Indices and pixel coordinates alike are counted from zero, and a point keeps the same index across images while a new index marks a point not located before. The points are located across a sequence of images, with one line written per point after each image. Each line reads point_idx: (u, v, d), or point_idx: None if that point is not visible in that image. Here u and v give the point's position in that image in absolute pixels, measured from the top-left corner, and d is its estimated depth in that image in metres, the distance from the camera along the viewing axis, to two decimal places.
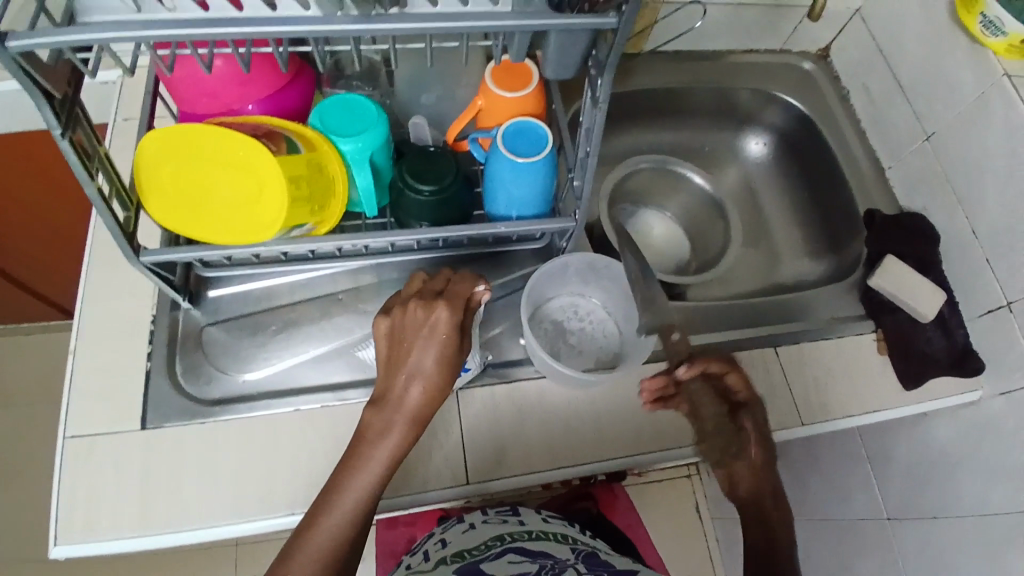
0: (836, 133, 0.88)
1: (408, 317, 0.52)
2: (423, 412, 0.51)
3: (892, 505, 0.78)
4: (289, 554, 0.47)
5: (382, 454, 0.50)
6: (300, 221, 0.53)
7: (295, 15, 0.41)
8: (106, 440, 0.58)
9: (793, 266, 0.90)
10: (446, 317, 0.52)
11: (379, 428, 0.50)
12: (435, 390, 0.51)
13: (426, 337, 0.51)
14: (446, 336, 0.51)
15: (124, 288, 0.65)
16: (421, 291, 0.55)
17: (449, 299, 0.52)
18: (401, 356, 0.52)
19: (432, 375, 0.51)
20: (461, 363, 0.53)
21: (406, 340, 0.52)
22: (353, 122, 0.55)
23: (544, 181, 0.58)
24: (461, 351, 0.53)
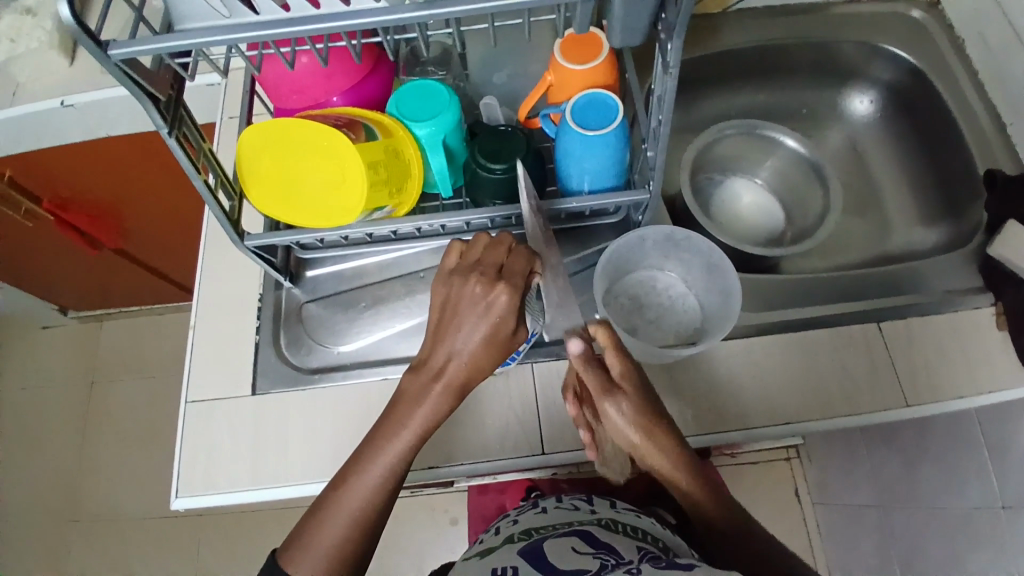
0: (949, 85, 0.79)
1: (466, 291, 0.52)
2: (461, 384, 0.52)
3: (1009, 496, 0.71)
4: (322, 511, 0.50)
5: (416, 421, 0.51)
6: (381, 203, 0.56)
7: (365, 8, 0.43)
8: (222, 405, 0.66)
9: (902, 233, 0.82)
10: (504, 300, 0.51)
11: (416, 395, 0.51)
12: (477, 368, 0.52)
13: (480, 314, 0.51)
14: (501, 318, 0.51)
15: (236, 270, 0.73)
16: (483, 261, 0.54)
17: (511, 282, 0.52)
18: (454, 326, 0.52)
19: (477, 353, 0.51)
20: (504, 343, 0.52)
21: (459, 313, 0.52)
22: (427, 107, 0.57)
23: (615, 153, 0.57)
24: (512, 336, 0.53)
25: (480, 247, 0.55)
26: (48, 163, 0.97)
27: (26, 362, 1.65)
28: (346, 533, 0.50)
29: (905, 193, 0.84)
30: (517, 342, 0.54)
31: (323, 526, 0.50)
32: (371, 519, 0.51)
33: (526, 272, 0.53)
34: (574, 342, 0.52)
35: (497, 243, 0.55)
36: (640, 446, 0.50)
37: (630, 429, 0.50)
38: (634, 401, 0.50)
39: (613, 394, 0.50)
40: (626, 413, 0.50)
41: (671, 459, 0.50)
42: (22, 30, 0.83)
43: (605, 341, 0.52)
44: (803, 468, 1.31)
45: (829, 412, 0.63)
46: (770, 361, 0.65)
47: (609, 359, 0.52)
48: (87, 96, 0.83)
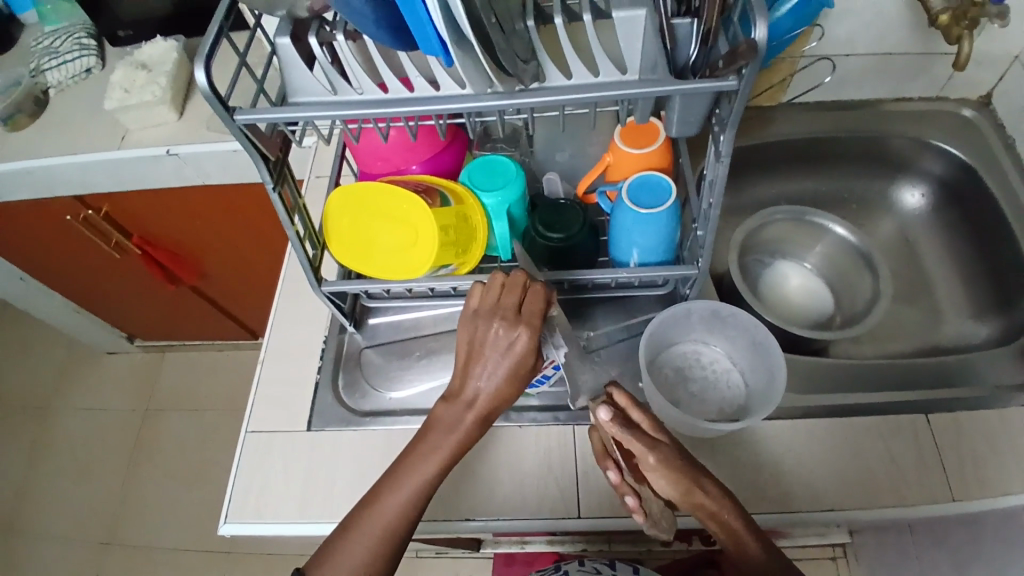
0: (1001, 183, 0.80)
1: (492, 332, 0.55)
2: (488, 415, 0.55)
3: None
4: (349, 530, 0.53)
5: (447, 447, 0.54)
6: (447, 262, 0.62)
7: (452, 93, 0.50)
8: (278, 438, 0.70)
9: (954, 325, 0.81)
10: (525, 339, 0.54)
11: (450, 424, 0.55)
12: (503, 401, 0.55)
13: (504, 353, 0.54)
14: (522, 356, 0.54)
15: (306, 313, 0.79)
16: (502, 303, 0.55)
17: (531, 323, 0.54)
18: (482, 366, 0.55)
19: (503, 386, 0.55)
20: (528, 379, 0.56)
21: (483, 353, 0.55)
22: (495, 179, 0.63)
23: (666, 231, 0.61)
24: (532, 366, 0.56)
25: (497, 290, 0.56)
26: (146, 204, 1.09)
27: (91, 385, 1.77)
28: (374, 549, 0.52)
29: (958, 285, 0.84)
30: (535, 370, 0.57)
31: (346, 546, 0.52)
32: (396, 538, 0.53)
33: (544, 309, 0.56)
34: (602, 410, 0.52)
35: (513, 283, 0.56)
36: (688, 495, 0.51)
37: (675, 483, 0.51)
38: (672, 450, 0.52)
39: (657, 447, 0.51)
40: (668, 464, 0.51)
41: (714, 499, 0.52)
42: (136, 83, 0.96)
43: (623, 401, 0.54)
44: (850, 570, 1.24)
45: (873, 501, 0.62)
46: (812, 443, 0.65)
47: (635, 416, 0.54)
48: (188, 148, 0.94)
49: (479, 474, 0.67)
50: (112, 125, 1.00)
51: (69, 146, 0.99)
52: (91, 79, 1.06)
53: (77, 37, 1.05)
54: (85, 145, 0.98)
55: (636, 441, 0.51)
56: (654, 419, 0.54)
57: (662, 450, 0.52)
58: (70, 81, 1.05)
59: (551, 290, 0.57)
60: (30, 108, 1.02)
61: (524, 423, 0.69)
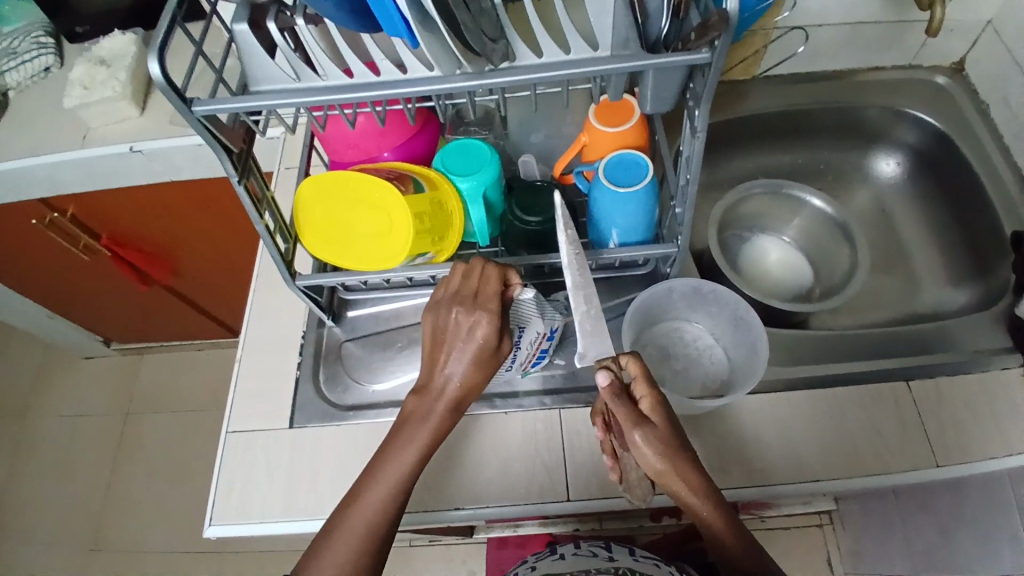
0: (975, 149, 0.81)
1: (451, 320, 0.55)
2: (460, 402, 0.55)
3: None
4: (331, 531, 0.51)
5: (421, 437, 0.54)
6: (424, 250, 0.60)
7: (419, 76, 0.48)
8: (260, 436, 0.69)
9: (932, 292, 0.82)
10: (485, 323, 0.53)
11: (420, 415, 0.55)
12: (474, 386, 0.55)
13: (464, 340, 0.54)
14: (482, 341, 0.53)
15: (283, 309, 0.77)
16: (461, 290, 0.55)
17: (489, 306, 0.53)
18: (445, 354, 0.55)
19: (470, 374, 0.54)
20: (497, 362, 0.55)
21: (446, 341, 0.55)
22: (470, 163, 0.62)
23: (645, 209, 0.60)
24: (498, 352, 0.55)
25: (457, 278, 0.56)
26: (112, 203, 1.06)
27: (69, 391, 1.73)
28: (359, 548, 0.50)
29: (934, 252, 0.85)
30: (506, 354, 0.56)
31: (329, 546, 0.50)
32: (381, 535, 0.52)
33: (501, 289, 0.55)
34: (603, 375, 0.50)
35: (472, 270, 0.56)
36: (666, 476, 0.51)
37: (657, 463, 0.50)
38: (663, 433, 0.51)
39: (645, 427, 0.51)
40: (653, 444, 0.50)
41: (692, 486, 0.51)
42: (96, 79, 0.91)
43: (634, 373, 0.52)
44: (836, 536, 1.26)
45: (857, 470, 0.62)
46: (796, 415, 0.66)
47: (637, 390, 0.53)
48: (153, 143, 0.91)
49: (468, 463, 0.66)
50: (71, 123, 0.96)
51: (27, 146, 0.95)
52: (51, 78, 1.02)
53: (34, 36, 1.00)
54: (45, 145, 0.94)
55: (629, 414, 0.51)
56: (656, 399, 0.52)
57: (650, 430, 0.51)
58: (30, 80, 1.01)
59: (511, 268, 0.56)
60: None
61: (511, 409, 0.69)
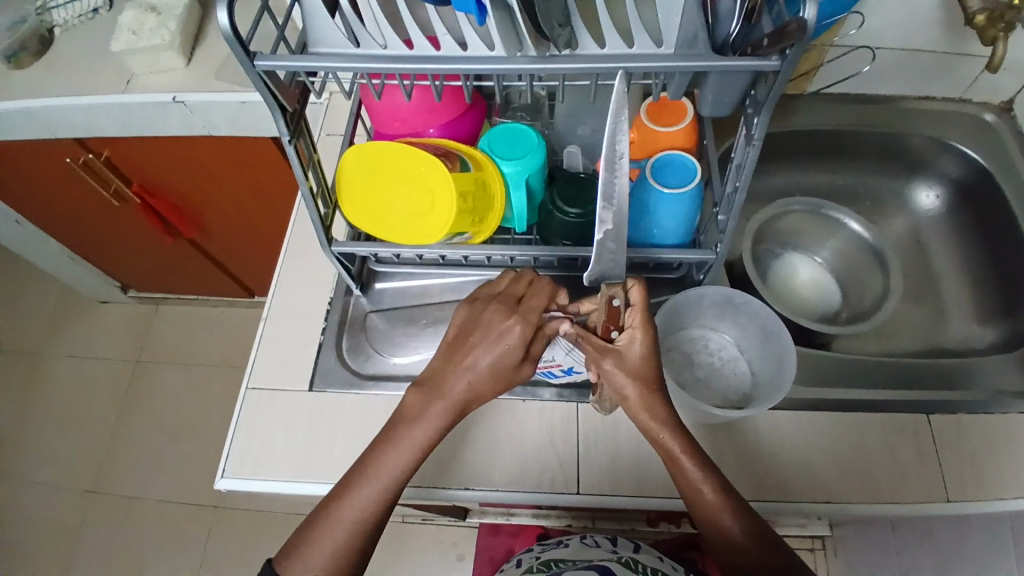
0: (1021, 190, 0.79)
1: (484, 316, 0.55)
2: (462, 406, 0.54)
3: None
4: (320, 521, 0.52)
5: (416, 437, 0.53)
6: (463, 229, 0.60)
7: (481, 55, 0.48)
8: (280, 396, 0.70)
9: (961, 328, 0.81)
10: (517, 332, 0.53)
11: (416, 413, 0.54)
12: (479, 395, 0.55)
13: (489, 344, 0.54)
14: (507, 350, 0.53)
15: (311, 275, 0.78)
16: (505, 293, 0.56)
17: (527, 315, 0.54)
18: (467, 353, 0.54)
19: (486, 379, 0.54)
20: (512, 376, 0.55)
21: (473, 338, 0.54)
22: (515, 148, 0.62)
23: (687, 212, 0.60)
24: (517, 370, 0.55)
25: (504, 283, 0.58)
26: (149, 152, 1.07)
27: (84, 333, 1.76)
28: (345, 541, 0.51)
29: (966, 289, 0.84)
30: (525, 372, 0.56)
31: (319, 537, 0.51)
32: (367, 531, 0.52)
33: (545, 306, 0.55)
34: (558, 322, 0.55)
35: (521, 280, 0.57)
36: (632, 403, 0.52)
37: (624, 389, 0.52)
38: (636, 364, 0.52)
39: (613, 355, 0.53)
40: (622, 371, 0.52)
41: (657, 419, 0.52)
42: (144, 26, 0.92)
43: (637, 300, 0.53)
44: (829, 561, 1.26)
45: (869, 496, 0.62)
46: (815, 434, 0.65)
47: (630, 319, 0.54)
48: (196, 96, 0.92)
49: (479, 445, 0.67)
50: (119, 69, 0.97)
51: (74, 86, 0.96)
52: (97, 19, 1.03)
53: None
54: (91, 87, 0.95)
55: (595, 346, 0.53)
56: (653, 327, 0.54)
57: (616, 357, 0.53)
58: (76, 20, 1.02)
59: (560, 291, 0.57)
60: (35, 47, 0.99)
61: (528, 397, 0.69)
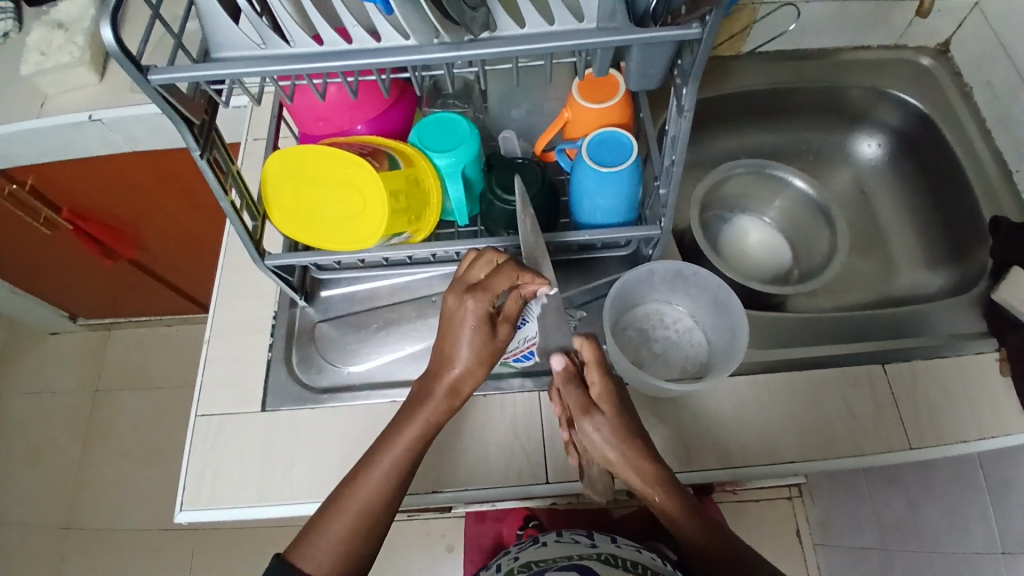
0: (958, 133, 0.80)
1: (450, 304, 0.54)
2: (456, 390, 0.54)
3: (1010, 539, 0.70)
4: (329, 509, 0.51)
5: (419, 420, 0.53)
6: (400, 230, 0.57)
7: (395, 47, 0.45)
8: (232, 419, 0.67)
9: (908, 275, 0.82)
10: (473, 309, 0.52)
11: (419, 398, 0.54)
12: (472, 374, 0.54)
13: (457, 328, 0.53)
14: (473, 327, 0.52)
15: (253, 289, 0.74)
16: (471, 276, 0.54)
17: (484, 293, 0.52)
18: (442, 339, 0.54)
19: (469, 362, 0.53)
20: (494, 350, 0.53)
21: (446, 328, 0.54)
22: (447, 138, 0.59)
23: (628, 190, 0.59)
24: (493, 338, 0.53)
25: (472, 264, 0.55)
26: (71, 175, 1.00)
27: (33, 369, 1.67)
28: (353, 525, 0.50)
29: (912, 235, 0.85)
30: (506, 343, 0.54)
31: (327, 524, 0.50)
32: (377, 515, 0.51)
33: (508, 281, 0.52)
34: (557, 358, 0.54)
35: (483, 259, 0.55)
36: (615, 463, 0.52)
37: (608, 447, 0.52)
38: (613, 419, 0.53)
39: (592, 412, 0.53)
40: (602, 431, 0.52)
41: (641, 472, 0.52)
42: (53, 44, 0.86)
43: (589, 357, 0.54)
44: (806, 508, 1.29)
45: (832, 453, 0.63)
46: (775, 398, 0.66)
47: (591, 376, 0.55)
48: (113, 112, 0.85)
49: (444, 446, 0.65)
50: (25, 89, 0.90)
51: None
52: (8, 44, 0.94)
53: None
54: None
55: (577, 403, 0.54)
56: (612, 374, 0.55)
57: (597, 416, 0.53)
58: None
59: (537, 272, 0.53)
60: None
61: (490, 391, 0.68)
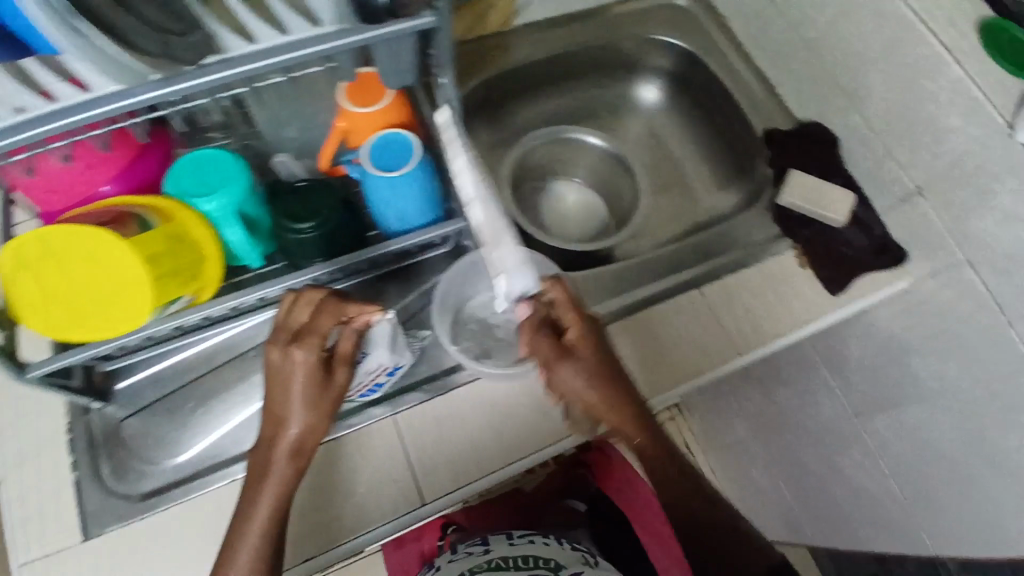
0: (720, 60, 0.86)
1: (273, 358, 0.48)
2: (300, 447, 0.50)
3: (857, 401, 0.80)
4: None
5: (268, 494, 0.49)
6: (174, 295, 0.52)
7: (122, 90, 0.41)
8: (50, 564, 0.57)
9: (708, 201, 0.89)
10: (303, 360, 0.48)
11: (262, 468, 0.49)
12: (313, 428, 0.49)
13: (288, 383, 0.48)
14: (305, 377, 0.48)
15: (33, 407, 0.63)
16: (289, 322, 0.49)
17: (313, 340, 0.48)
18: (275, 399, 0.49)
19: (313, 415, 0.49)
20: (337, 398, 0.49)
21: (274, 384, 0.49)
22: (209, 181, 0.55)
23: (423, 188, 0.58)
24: (333, 384, 0.49)
25: (292, 307, 0.50)
26: None
27: None
28: None
29: (703, 162, 0.91)
30: (349, 385, 0.50)
31: None
32: None
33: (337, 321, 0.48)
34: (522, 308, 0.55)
35: (302, 299, 0.49)
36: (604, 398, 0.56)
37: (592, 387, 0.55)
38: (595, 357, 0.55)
39: (570, 358, 0.54)
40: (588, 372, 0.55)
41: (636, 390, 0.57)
42: None
43: (559, 297, 0.54)
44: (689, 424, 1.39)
45: (678, 379, 0.68)
46: (617, 348, 0.69)
47: (564, 316, 0.55)
48: None
49: (308, 504, 0.62)
50: None
51: None
52: None
53: None
54: None
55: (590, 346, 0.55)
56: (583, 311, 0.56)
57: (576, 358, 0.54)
58: None
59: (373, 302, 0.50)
60: None
61: (342, 432, 0.64)
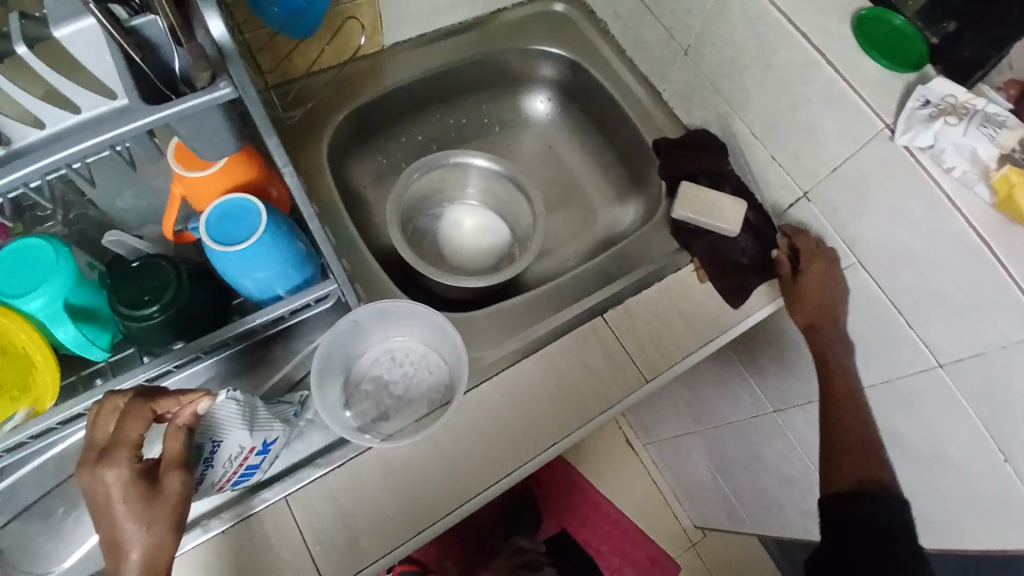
0: (605, 70, 0.85)
1: (89, 486, 0.43)
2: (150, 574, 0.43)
3: (774, 398, 0.88)
4: None
5: None
6: (5, 412, 0.48)
7: None
8: None
9: (608, 215, 0.87)
10: (116, 479, 0.42)
11: None
12: (159, 547, 0.43)
13: (109, 508, 0.42)
14: (126, 495, 0.42)
15: None
16: (97, 441, 0.44)
17: (121, 453, 0.43)
18: (104, 525, 0.43)
19: (151, 532, 0.43)
20: (175, 505, 0.43)
21: (101, 513, 0.43)
22: (30, 275, 0.49)
23: (278, 256, 0.53)
24: (164, 493, 0.43)
25: (98, 424, 0.44)
26: None
27: None
28: None
29: (599, 174, 0.89)
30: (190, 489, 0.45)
31: None
32: None
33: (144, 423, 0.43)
34: None
35: (104, 411, 0.44)
36: None
37: None
38: None
39: None
40: None
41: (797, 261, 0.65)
42: None
43: None
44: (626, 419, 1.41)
45: (587, 413, 0.67)
46: (523, 389, 0.67)
47: None
48: None
49: None
50: None
51: None
52: None
53: None
54: None
55: None
56: None
57: None
58: None
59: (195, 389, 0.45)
60: None
61: (241, 519, 0.59)
